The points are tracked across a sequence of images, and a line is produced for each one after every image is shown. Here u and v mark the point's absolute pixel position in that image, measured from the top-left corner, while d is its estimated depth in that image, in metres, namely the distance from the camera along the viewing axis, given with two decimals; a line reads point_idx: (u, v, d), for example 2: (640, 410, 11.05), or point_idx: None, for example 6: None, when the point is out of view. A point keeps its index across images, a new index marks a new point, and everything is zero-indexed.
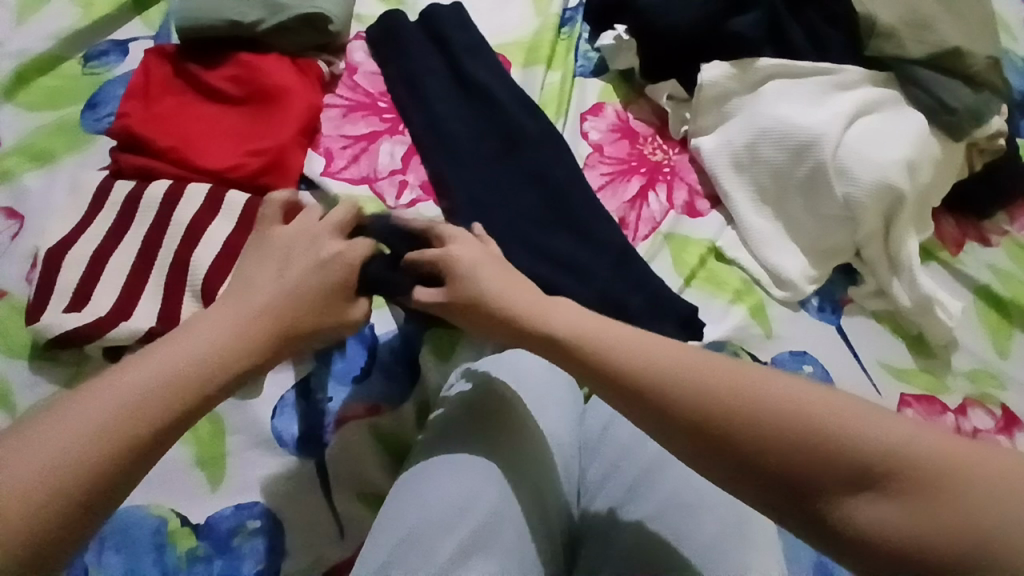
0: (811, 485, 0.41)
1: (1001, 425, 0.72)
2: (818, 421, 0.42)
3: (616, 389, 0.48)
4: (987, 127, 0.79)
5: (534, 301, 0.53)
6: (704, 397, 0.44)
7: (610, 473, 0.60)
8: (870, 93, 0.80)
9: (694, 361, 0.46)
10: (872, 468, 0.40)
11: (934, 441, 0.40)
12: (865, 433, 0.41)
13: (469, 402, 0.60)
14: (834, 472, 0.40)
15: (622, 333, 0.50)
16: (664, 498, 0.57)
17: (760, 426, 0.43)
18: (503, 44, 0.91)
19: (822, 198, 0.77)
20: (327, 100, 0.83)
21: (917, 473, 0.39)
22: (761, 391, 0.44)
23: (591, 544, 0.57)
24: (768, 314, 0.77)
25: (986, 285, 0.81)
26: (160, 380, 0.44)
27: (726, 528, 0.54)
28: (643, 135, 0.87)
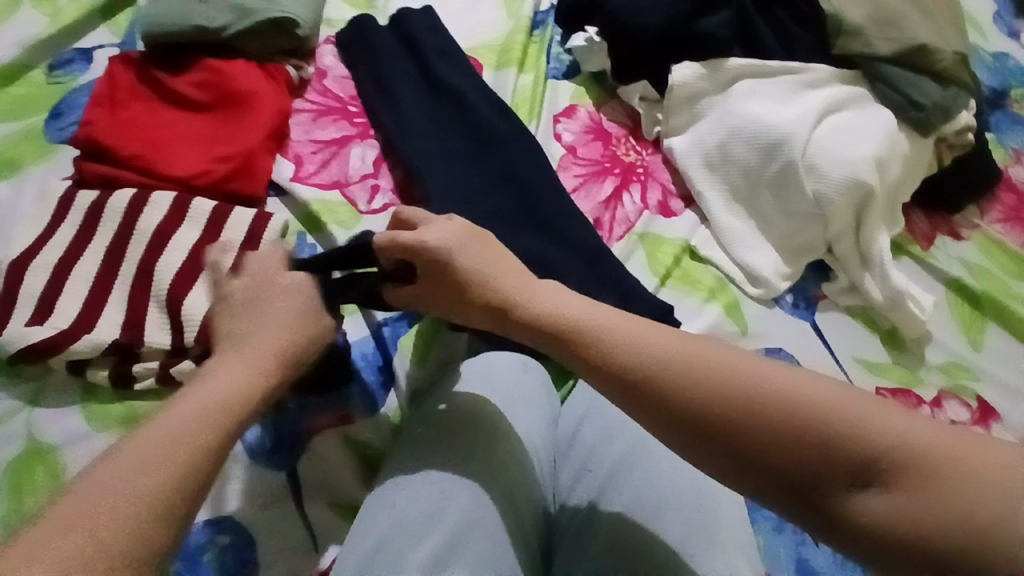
0: (810, 478, 0.41)
1: (976, 417, 0.73)
2: (814, 413, 0.41)
3: (611, 382, 0.47)
4: (956, 122, 0.80)
5: (520, 282, 0.54)
6: (698, 390, 0.44)
7: (581, 476, 0.60)
8: (838, 90, 0.81)
9: (690, 352, 0.46)
10: (869, 460, 0.39)
11: (936, 433, 0.39)
12: (864, 427, 0.40)
13: (447, 409, 0.59)
14: (829, 464, 0.40)
15: (617, 324, 0.49)
16: (643, 496, 0.56)
17: (754, 418, 0.42)
18: (476, 47, 0.91)
19: (793, 195, 0.78)
20: (297, 106, 0.82)
21: (915, 465, 0.38)
22: (759, 381, 0.43)
23: (563, 550, 0.56)
24: (744, 312, 0.77)
25: (958, 278, 0.82)
26: (207, 401, 0.46)
27: (694, 527, 0.54)
28: (616, 136, 0.87)
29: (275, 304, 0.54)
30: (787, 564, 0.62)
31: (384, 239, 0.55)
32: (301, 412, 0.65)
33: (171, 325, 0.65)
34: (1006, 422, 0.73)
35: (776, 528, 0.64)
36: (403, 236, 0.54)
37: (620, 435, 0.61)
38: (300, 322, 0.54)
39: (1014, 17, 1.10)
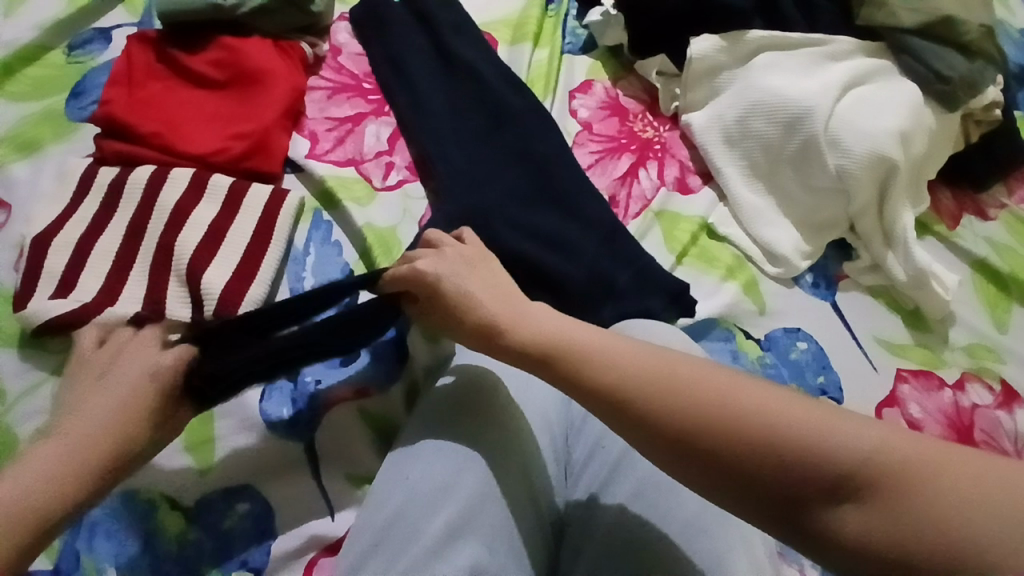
0: (788, 496, 0.40)
1: (1000, 400, 0.72)
2: (791, 428, 0.41)
3: (590, 400, 0.47)
4: (983, 96, 0.78)
5: (504, 302, 0.53)
6: (678, 407, 0.44)
7: (595, 453, 0.59)
8: (862, 62, 0.79)
9: (668, 368, 0.46)
10: (847, 475, 0.39)
11: (911, 443, 0.39)
12: (842, 440, 0.40)
13: (454, 392, 0.59)
14: (809, 479, 0.39)
15: (595, 341, 0.49)
16: (649, 477, 0.56)
17: (732, 434, 0.42)
18: (490, 22, 0.89)
19: (814, 171, 0.76)
20: (312, 83, 0.82)
21: (892, 479, 0.38)
22: (731, 400, 0.43)
23: (575, 526, 0.56)
24: (762, 290, 0.76)
25: (984, 258, 0.80)
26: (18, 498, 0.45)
27: (705, 509, 0.54)
28: (633, 112, 0.86)
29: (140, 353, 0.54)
30: None
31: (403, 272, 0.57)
32: (317, 386, 0.66)
33: (190, 299, 0.66)
34: None
35: None
36: (419, 267, 0.56)
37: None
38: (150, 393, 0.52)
39: None
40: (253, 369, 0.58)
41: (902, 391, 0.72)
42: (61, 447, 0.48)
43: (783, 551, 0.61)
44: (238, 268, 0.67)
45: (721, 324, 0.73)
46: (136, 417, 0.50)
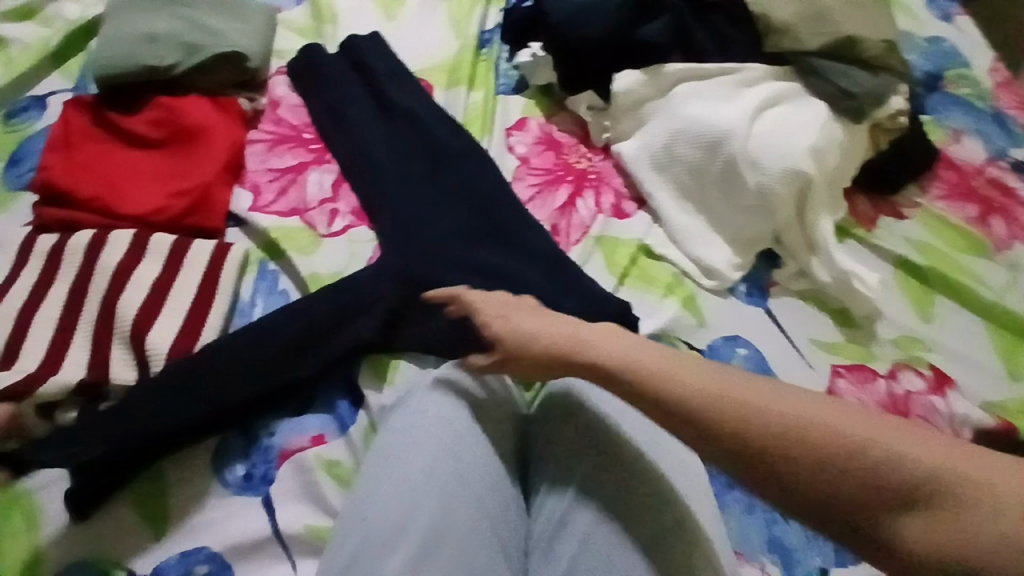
0: (864, 507, 0.44)
1: (932, 385, 0.77)
2: (858, 440, 0.45)
3: (668, 414, 0.50)
4: (887, 107, 0.84)
5: (572, 330, 0.57)
6: (758, 423, 0.47)
7: (554, 481, 0.61)
8: (772, 86, 0.85)
9: (746, 387, 0.49)
10: (911, 485, 0.43)
11: (967, 460, 0.43)
12: (907, 453, 0.44)
13: (418, 432, 0.61)
14: (878, 489, 0.43)
15: (672, 363, 0.52)
16: (607, 502, 0.59)
17: (807, 446, 0.46)
18: (425, 68, 0.93)
19: (737, 189, 0.81)
20: (252, 136, 0.84)
21: (952, 488, 0.42)
22: (805, 415, 0.47)
23: (538, 558, 0.59)
24: (700, 304, 0.80)
25: (904, 256, 0.86)
26: None
27: (665, 528, 0.57)
28: (567, 145, 0.90)
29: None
30: (759, 541, 0.66)
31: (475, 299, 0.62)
32: (271, 438, 0.66)
33: (136, 359, 0.66)
34: (959, 389, 0.77)
35: (746, 511, 0.67)
36: (469, 298, 0.62)
37: (592, 441, 0.62)
38: None
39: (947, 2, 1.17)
40: (253, 396, 0.66)
41: (840, 386, 0.76)
42: None
43: (742, 552, 0.65)
44: (184, 324, 0.68)
45: (666, 339, 0.76)
46: None
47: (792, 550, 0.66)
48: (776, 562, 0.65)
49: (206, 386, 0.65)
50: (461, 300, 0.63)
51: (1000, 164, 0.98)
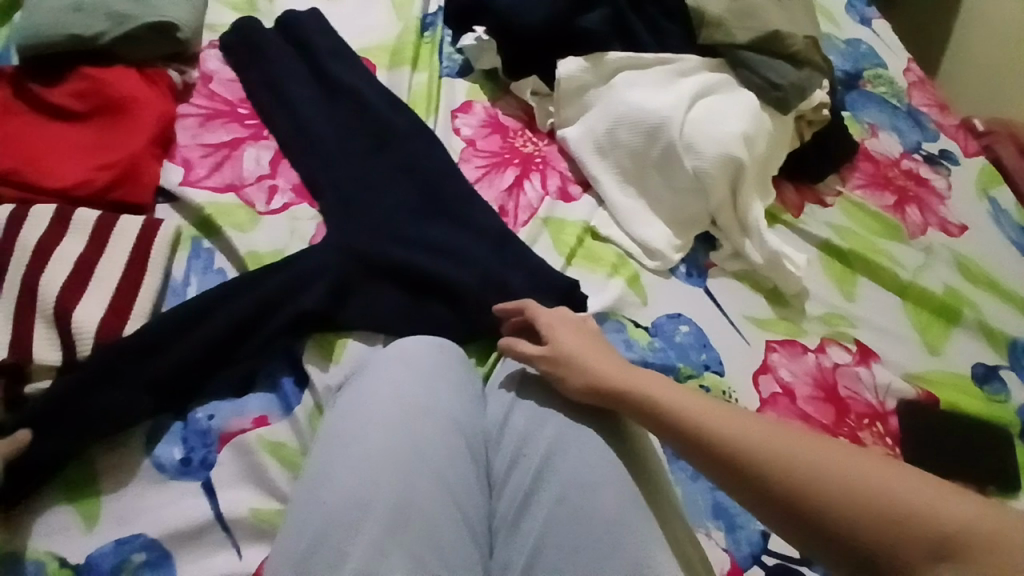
0: (898, 558, 0.45)
1: (857, 358, 0.82)
2: (890, 493, 0.47)
3: (712, 459, 0.53)
4: (811, 100, 0.91)
5: (618, 369, 0.61)
6: (794, 473, 0.50)
7: (517, 462, 0.61)
8: (706, 76, 0.89)
9: (784, 437, 0.52)
10: (944, 538, 0.44)
11: (997, 518, 0.44)
12: (941, 509, 0.46)
13: (383, 411, 0.60)
14: (912, 540, 0.45)
15: (712, 410, 0.55)
16: (571, 479, 0.58)
17: (838, 494, 0.48)
18: (367, 48, 0.92)
19: (675, 171, 0.84)
20: (183, 110, 0.80)
21: (984, 542, 0.43)
22: (844, 467, 0.49)
23: (504, 534, 0.58)
24: (644, 283, 0.82)
25: (827, 239, 0.91)
26: None
27: (625, 501, 0.57)
28: (513, 129, 0.91)
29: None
30: (704, 508, 0.68)
31: (538, 309, 0.68)
32: (211, 421, 0.63)
33: (60, 340, 0.61)
34: (880, 360, 0.83)
35: (692, 478, 0.69)
36: (536, 307, 0.69)
37: (551, 417, 0.62)
38: None
39: (864, 7, 1.26)
40: (189, 368, 0.63)
41: (774, 360, 0.79)
42: None
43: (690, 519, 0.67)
44: (112, 303, 0.64)
45: (612, 317, 0.78)
46: None
47: (735, 515, 0.68)
48: (721, 527, 0.67)
49: (151, 363, 0.63)
50: (528, 311, 0.69)
51: (913, 157, 1.06)
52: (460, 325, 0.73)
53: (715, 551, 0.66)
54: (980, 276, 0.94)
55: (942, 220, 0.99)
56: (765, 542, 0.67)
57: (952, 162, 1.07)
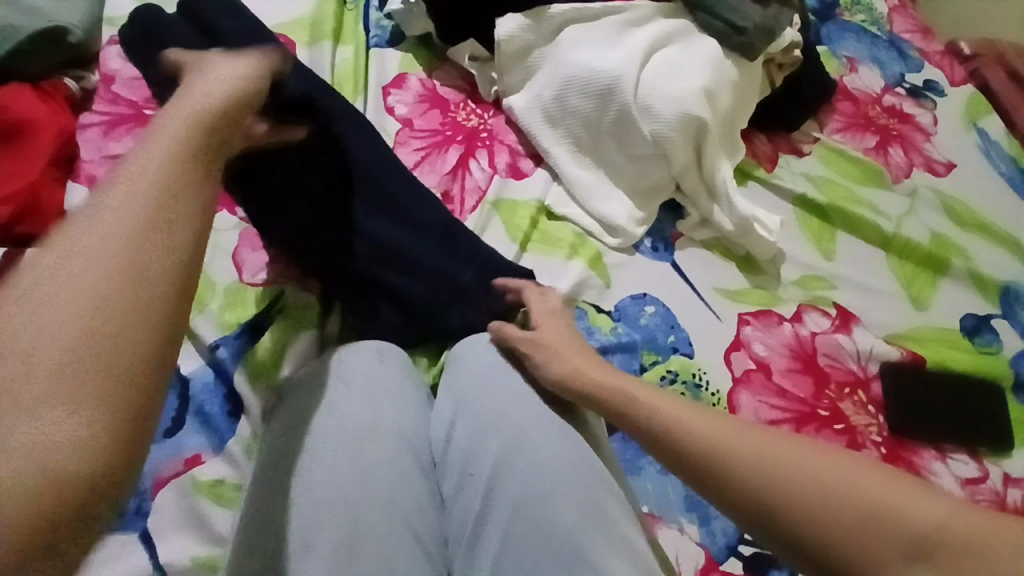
0: (867, 562, 0.39)
1: (836, 324, 0.77)
2: (856, 490, 0.41)
3: (670, 456, 0.49)
4: (779, 41, 0.82)
5: (583, 363, 0.59)
6: (755, 469, 0.44)
7: (463, 482, 0.56)
8: (662, 24, 0.80)
9: (745, 431, 0.47)
10: (916, 538, 0.38)
11: (980, 521, 0.38)
12: (912, 508, 0.39)
13: (322, 438, 0.56)
14: (877, 542, 0.39)
15: (671, 408, 0.51)
16: (524, 492, 0.53)
17: (801, 491, 0.42)
18: (284, 24, 0.83)
19: (631, 138, 0.77)
20: (84, 121, 0.75)
21: (957, 545, 0.37)
22: (805, 468, 0.43)
23: (461, 558, 0.53)
24: (606, 263, 0.76)
25: (804, 194, 0.85)
26: (87, 266, 0.34)
27: (584, 513, 0.52)
28: (453, 102, 0.83)
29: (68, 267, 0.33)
30: (676, 504, 0.65)
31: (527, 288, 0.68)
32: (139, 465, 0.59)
33: None
34: (863, 324, 0.78)
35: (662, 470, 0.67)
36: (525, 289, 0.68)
37: (495, 428, 0.58)
38: (177, 177, 0.38)
39: None
40: None
41: (747, 334, 0.75)
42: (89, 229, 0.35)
43: (659, 514, 0.65)
44: None
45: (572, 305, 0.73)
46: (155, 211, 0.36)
47: (708, 506, 0.65)
48: (694, 520, 0.65)
49: None
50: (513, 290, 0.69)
51: (896, 92, 0.98)
52: (407, 329, 0.69)
53: (689, 546, 0.63)
54: (969, 218, 0.88)
55: (928, 159, 0.92)
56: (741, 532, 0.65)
57: (938, 94, 0.99)
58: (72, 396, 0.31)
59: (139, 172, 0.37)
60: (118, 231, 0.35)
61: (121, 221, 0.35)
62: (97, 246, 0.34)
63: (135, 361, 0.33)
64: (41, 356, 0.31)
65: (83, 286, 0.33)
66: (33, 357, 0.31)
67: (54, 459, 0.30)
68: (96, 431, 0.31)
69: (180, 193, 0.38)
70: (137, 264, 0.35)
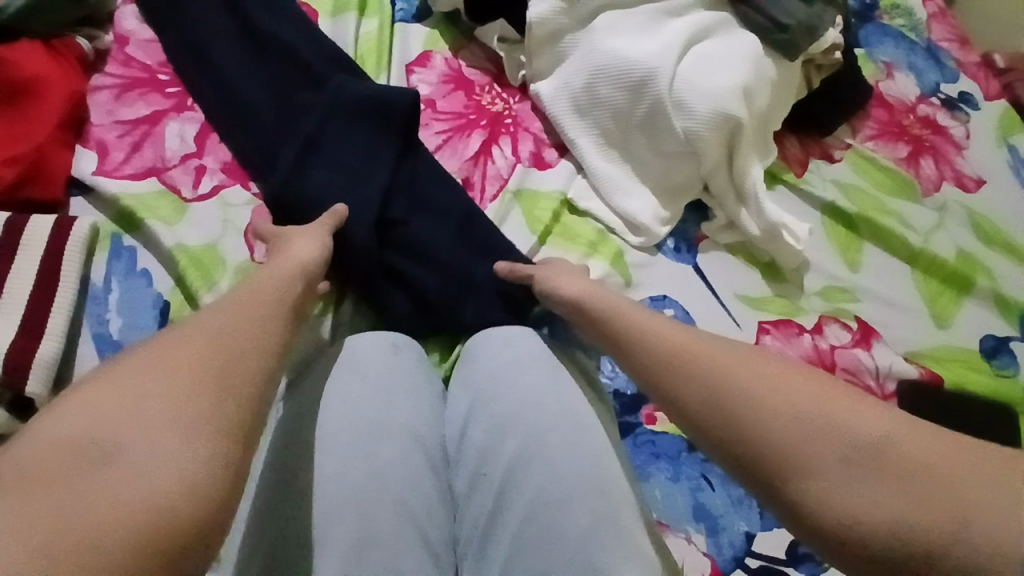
0: (805, 462, 0.40)
1: (857, 338, 0.75)
2: (811, 406, 0.42)
3: (646, 361, 0.49)
4: (822, 42, 0.79)
5: (597, 298, 0.58)
6: (719, 374, 0.45)
7: (477, 481, 0.55)
8: (700, 16, 0.77)
9: (719, 349, 0.47)
10: (858, 446, 0.39)
11: (924, 444, 0.39)
12: (859, 420, 0.40)
13: (334, 430, 0.54)
14: (820, 447, 0.40)
15: (663, 329, 0.51)
16: (538, 497, 0.52)
17: (759, 397, 0.43)
18: None
19: (661, 133, 0.75)
20: (95, 83, 0.72)
21: (898, 460, 0.38)
22: (752, 386, 0.43)
23: (472, 559, 0.53)
24: (627, 261, 0.74)
25: (832, 202, 0.83)
26: (192, 361, 0.42)
27: (598, 520, 0.50)
28: (479, 84, 0.80)
29: (162, 380, 0.40)
30: (684, 513, 0.64)
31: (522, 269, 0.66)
32: None
33: None
34: (884, 340, 0.76)
35: (672, 478, 0.66)
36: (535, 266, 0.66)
37: (511, 430, 0.56)
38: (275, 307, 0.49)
39: None
40: None
41: (766, 343, 0.73)
42: (197, 334, 0.43)
43: (668, 523, 0.63)
44: (24, 324, 0.57)
45: None
46: (257, 325, 0.47)
47: (718, 517, 0.64)
48: (702, 530, 0.64)
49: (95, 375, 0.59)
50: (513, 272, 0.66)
51: (931, 101, 0.95)
52: (420, 320, 0.67)
53: (695, 557, 0.62)
54: (996, 236, 0.86)
55: (958, 174, 0.90)
56: (749, 545, 0.64)
57: (972, 107, 0.96)
58: (161, 479, 0.36)
59: (224, 313, 0.46)
60: (206, 352, 0.42)
61: (227, 332, 0.44)
62: (195, 346, 0.42)
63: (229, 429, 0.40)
64: (159, 425, 0.38)
65: (187, 374, 0.41)
66: (152, 426, 0.38)
67: (163, 501, 0.36)
68: (180, 512, 0.36)
69: (273, 319, 0.48)
70: (236, 360, 0.43)
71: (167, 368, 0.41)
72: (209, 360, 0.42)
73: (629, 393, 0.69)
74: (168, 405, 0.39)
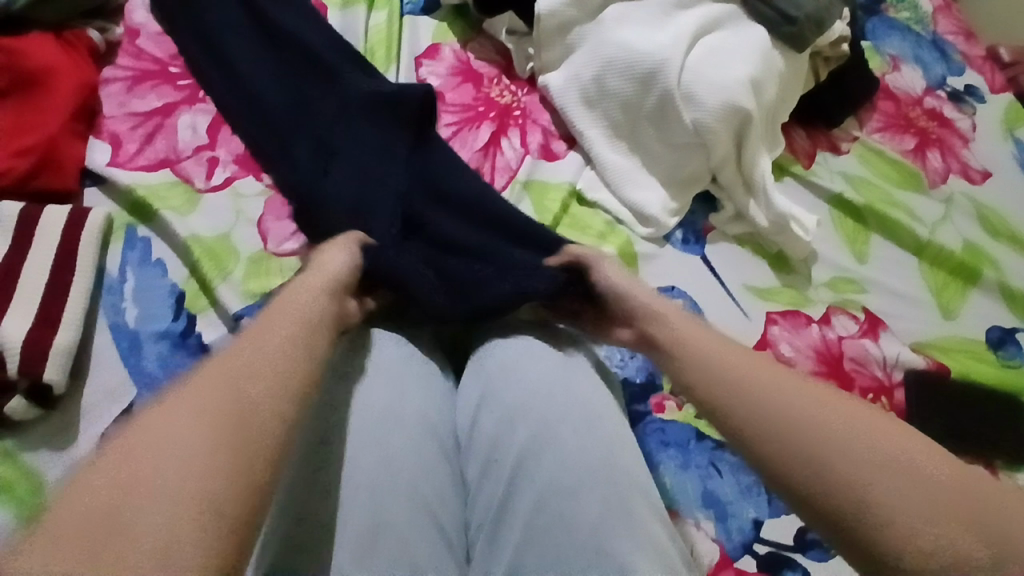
0: (853, 473, 0.41)
1: (864, 329, 0.76)
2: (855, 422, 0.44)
3: (695, 367, 0.50)
4: (829, 34, 0.80)
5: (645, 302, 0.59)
6: (771, 385, 0.47)
7: (488, 468, 0.56)
8: (708, 8, 0.77)
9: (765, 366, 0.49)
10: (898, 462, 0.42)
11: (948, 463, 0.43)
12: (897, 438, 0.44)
13: (350, 419, 0.55)
14: (865, 460, 0.42)
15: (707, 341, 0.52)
16: (549, 484, 0.52)
17: (809, 412, 0.45)
18: None
19: (670, 125, 0.75)
20: (107, 75, 0.72)
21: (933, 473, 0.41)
22: (800, 400, 0.46)
23: (482, 544, 0.53)
24: (636, 252, 0.75)
25: (840, 193, 0.83)
26: (211, 407, 0.41)
27: (609, 507, 0.51)
28: (487, 76, 0.81)
29: (169, 445, 0.39)
30: (693, 500, 0.65)
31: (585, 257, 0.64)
32: None
33: None
34: (891, 331, 0.76)
35: (681, 466, 0.66)
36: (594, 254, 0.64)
37: (522, 418, 0.57)
38: (299, 338, 0.48)
39: None
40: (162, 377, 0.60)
41: (774, 333, 0.73)
42: (218, 379, 0.43)
43: (678, 511, 0.64)
44: (40, 313, 0.57)
45: None
46: (280, 365, 0.46)
47: (726, 503, 0.65)
48: (710, 516, 0.64)
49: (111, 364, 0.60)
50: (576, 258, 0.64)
51: (937, 94, 0.95)
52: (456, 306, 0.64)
53: (705, 543, 0.63)
54: (1002, 228, 0.86)
55: (964, 166, 0.90)
56: (758, 531, 0.64)
57: (978, 100, 0.96)
58: (165, 537, 0.36)
59: (250, 351, 0.46)
60: (229, 402, 0.42)
61: (248, 374, 0.44)
62: (216, 391, 0.42)
63: (241, 482, 0.39)
64: (172, 476, 0.38)
65: (202, 423, 0.40)
66: (164, 477, 0.38)
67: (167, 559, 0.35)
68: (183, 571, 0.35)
69: (297, 356, 0.47)
70: (252, 408, 0.42)
71: (189, 416, 0.41)
72: (232, 406, 0.42)
73: (637, 382, 0.70)
74: (181, 454, 0.39)
